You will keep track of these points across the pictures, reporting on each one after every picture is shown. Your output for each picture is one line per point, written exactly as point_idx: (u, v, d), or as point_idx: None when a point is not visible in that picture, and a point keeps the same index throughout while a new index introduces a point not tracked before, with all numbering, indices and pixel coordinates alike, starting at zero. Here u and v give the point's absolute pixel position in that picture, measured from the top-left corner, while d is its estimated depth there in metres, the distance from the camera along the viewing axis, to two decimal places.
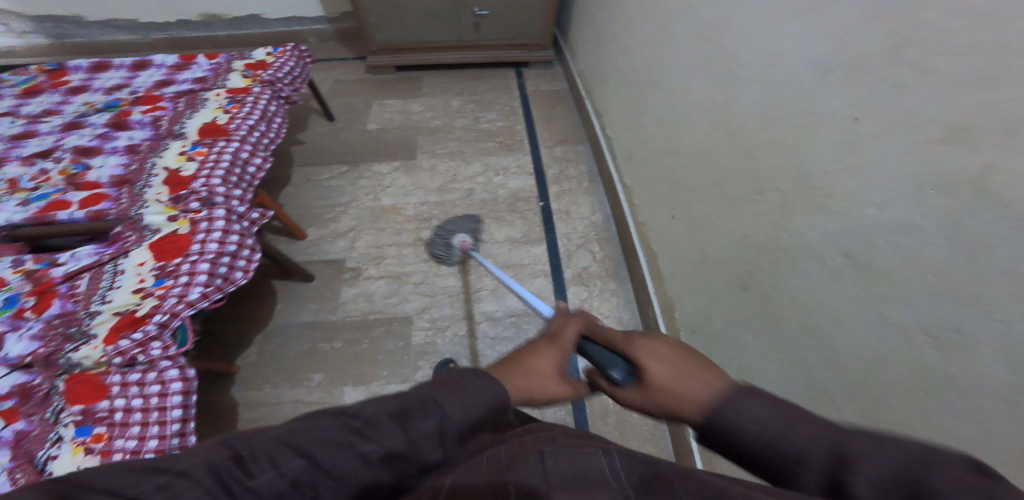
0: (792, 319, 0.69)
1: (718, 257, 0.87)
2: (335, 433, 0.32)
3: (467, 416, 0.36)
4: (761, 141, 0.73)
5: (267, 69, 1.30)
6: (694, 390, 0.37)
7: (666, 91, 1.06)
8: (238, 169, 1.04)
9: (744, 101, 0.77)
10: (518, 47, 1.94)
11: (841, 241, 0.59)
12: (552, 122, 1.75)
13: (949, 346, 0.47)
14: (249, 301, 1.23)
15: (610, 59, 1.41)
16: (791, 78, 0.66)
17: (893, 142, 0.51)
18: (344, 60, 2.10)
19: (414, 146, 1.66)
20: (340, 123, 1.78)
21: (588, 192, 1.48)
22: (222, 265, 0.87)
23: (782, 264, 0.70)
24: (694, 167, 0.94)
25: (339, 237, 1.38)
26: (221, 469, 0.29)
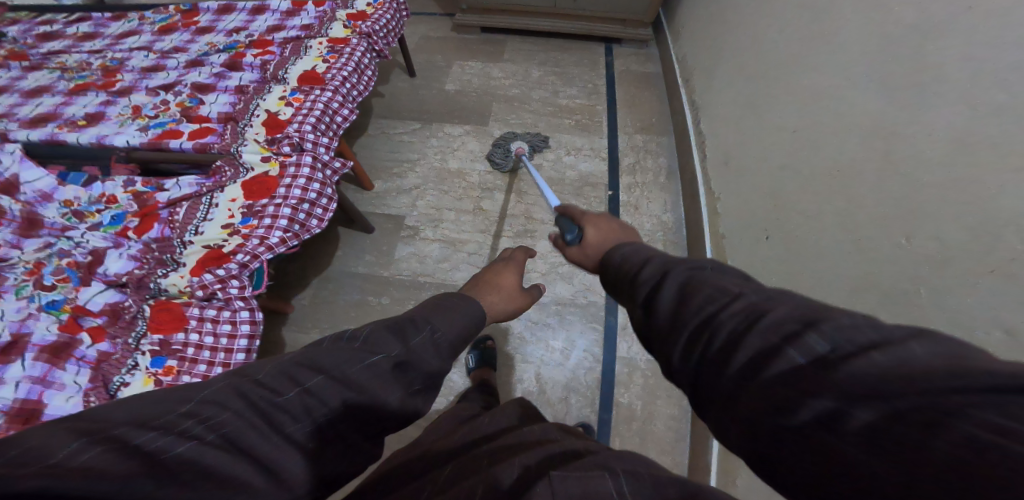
0: None
1: (817, 293, 0.77)
2: (346, 354, 0.41)
3: (450, 330, 0.50)
4: (917, 176, 0.62)
5: (367, 20, 1.31)
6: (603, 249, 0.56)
7: (797, 97, 0.93)
8: (328, 117, 1.07)
9: (905, 125, 0.66)
10: (615, 22, 1.82)
11: (1001, 311, 0.49)
12: (636, 107, 1.64)
13: None
14: (313, 242, 1.30)
15: (727, 49, 1.28)
16: (985, 108, 0.55)
17: None
18: (434, 16, 2.08)
19: (488, 113, 1.63)
20: (420, 80, 1.78)
21: (662, 189, 1.38)
22: (301, 212, 0.91)
23: (905, 319, 0.60)
24: (815, 188, 0.83)
25: (403, 194, 1.40)
26: (246, 391, 0.36)
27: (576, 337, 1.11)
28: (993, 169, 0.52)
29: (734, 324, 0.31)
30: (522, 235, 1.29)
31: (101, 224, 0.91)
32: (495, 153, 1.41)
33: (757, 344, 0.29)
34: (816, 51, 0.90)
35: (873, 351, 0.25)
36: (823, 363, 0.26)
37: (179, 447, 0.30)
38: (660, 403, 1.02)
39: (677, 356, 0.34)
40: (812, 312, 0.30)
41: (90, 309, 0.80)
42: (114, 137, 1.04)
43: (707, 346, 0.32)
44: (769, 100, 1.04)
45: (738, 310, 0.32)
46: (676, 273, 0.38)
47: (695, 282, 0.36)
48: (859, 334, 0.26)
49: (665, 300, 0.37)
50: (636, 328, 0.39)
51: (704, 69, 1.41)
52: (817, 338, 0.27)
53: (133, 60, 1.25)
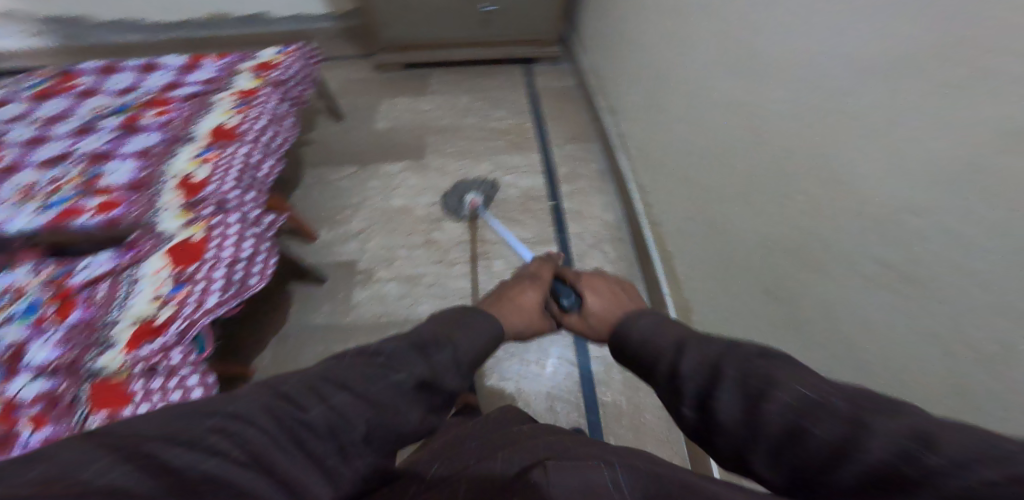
0: (822, 327, 0.67)
1: (740, 259, 0.85)
2: (370, 371, 0.43)
3: (471, 347, 0.53)
4: (794, 142, 0.72)
5: (274, 69, 1.30)
6: (608, 311, 0.66)
7: (688, 90, 1.04)
8: (250, 172, 1.06)
9: (774, 101, 0.76)
10: (528, 44, 1.92)
11: (875, 247, 0.57)
12: (562, 119, 1.73)
13: (987, 356, 0.45)
14: (263, 303, 1.24)
15: (626, 56, 1.40)
16: (824, 79, 0.65)
17: (936, 146, 0.50)
18: (351, 59, 2.10)
19: (422, 146, 1.66)
20: (347, 123, 1.78)
21: (600, 191, 1.46)
22: (238, 270, 0.91)
23: (809, 268, 0.69)
24: (719, 167, 0.92)
25: (351, 239, 1.39)
26: (270, 408, 0.36)
27: (548, 346, 1.14)
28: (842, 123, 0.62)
29: (820, 436, 0.33)
30: (478, 258, 1.31)
31: (14, 316, 0.83)
32: (449, 201, 1.37)
33: (850, 455, 0.31)
34: (694, 48, 1.01)
35: (979, 465, 0.25)
36: (923, 480, 0.27)
37: (205, 463, 0.29)
38: (643, 395, 1.06)
39: (777, 476, 0.37)
40: (912, 422, 0.30)
41: (21, 399, 0.73)
42: (8, 222, 0.96)
43: (802, 461, 0.34)
44: (667, 95, 1.14)
45: (819, 420, 0.34)
46: (741, 375, 0.42)
47: (766, 385, 0.39)
48: (964, 444, 0.27)
49: (739, 406, 0.40)
50: (715, 442, 0.43)
51: (612, 77, 1.52)
52: (926, 452, 0.27)
53: (11, 133, 1.17)
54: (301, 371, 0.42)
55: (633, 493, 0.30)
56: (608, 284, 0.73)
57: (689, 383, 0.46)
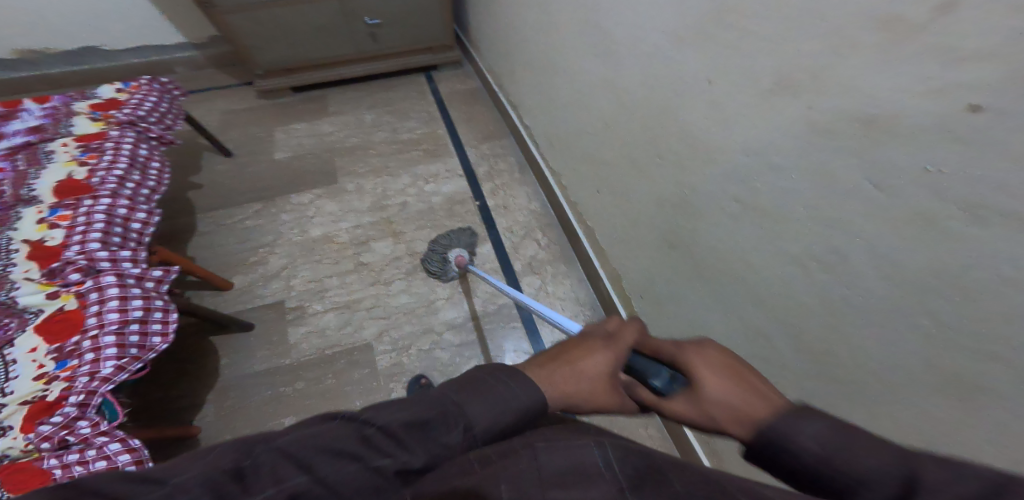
0: (715, 270, 0.76)
1: (644, 223, 0.93)
2: (344, 450, 0.34)
3: (491, 419, 0.40)
4: (652, 112, 0.81)
5: (122, 108, 1.19)
6: (738, 402, 0.36)
7: (567, 78, 1.12)
8: (120, 227, 0.94)
9: (631, 76, 0.85)
10: (424, 51, 1.92)
11: (732, 189, 0.67)
12: (472, 120, 1.75)
13: (832, 266, 0.54)
14: (183, 367, 1.12)
15: (514, 53, 1.45)
16: (659, 57, 0.76)
17: (746, 102, 0.60)
18: (234, 89, 1.95)
19: (334, 170, 1.59)
20: (241, 157, 1.65)
21: (521, 183, 1.51)
22: (133, 333, 0.79)
23: (691, 217, 0.78)
24: (606, 143, 1.00)
25: (273, 278, 1.29)
26: (220, 484, 0.31)
27: (502, 342, 1.15)
28: (682, 85, 0.71)
29: None
30: (414, 271, 1.29)
31: None
32: (432, 265, 1.19)
33: None
34: (563, 37, 1.08)
35: None
36: None
37: None
38: None
39: None
40: None
41: None
42: None
43: None
44: (553, 84, 1.21)
45: None
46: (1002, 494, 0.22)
47: None
48: None
49: None
50: None
51: (508, 74, 1.57)
52: None
53: None
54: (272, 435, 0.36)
55: (625, 471, 0.31)
56: (744, 371, 0.39)
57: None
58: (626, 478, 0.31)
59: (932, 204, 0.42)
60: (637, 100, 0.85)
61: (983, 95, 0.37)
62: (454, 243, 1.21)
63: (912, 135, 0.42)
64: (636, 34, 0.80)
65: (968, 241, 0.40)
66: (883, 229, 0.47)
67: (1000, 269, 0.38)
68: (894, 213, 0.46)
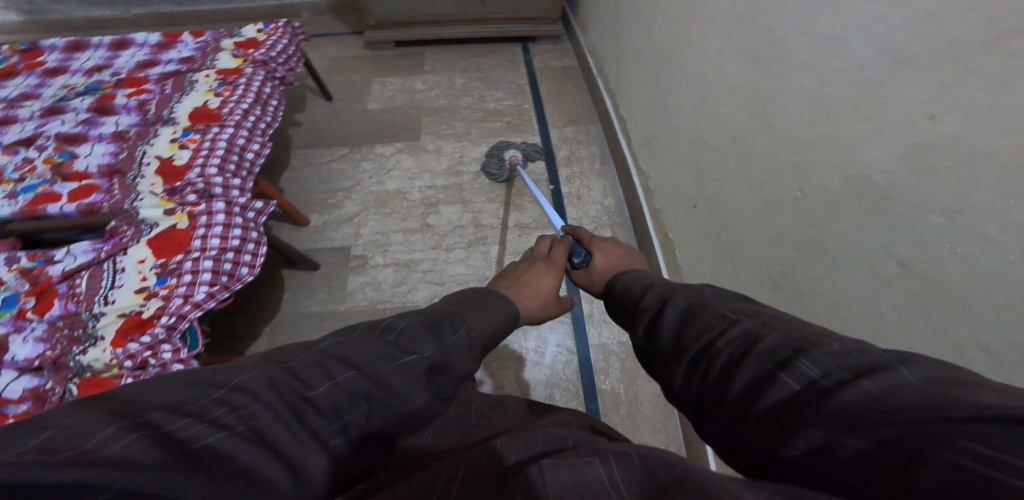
0: (828, 322, 0.67)
1: (747, 252, 0.84)
2: (376, 351, 0.41)
3: (481, 330, 0.51)
4: (803, 134, 0.70)
5: (259, 48, 1.26)
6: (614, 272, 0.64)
7: (694, 74, 1.02)
8: (235, 157, 1.01)
9: (790, 88, 0.73)
10: (527, 21, 1.86)
11: (896, 247, 0.56)
12: (561, 100, 1.68)
13: (1007, 366, 0.44)
14: (256, 288, 1.23)
15: (629, 37, 1.35)
16: (833, 71, 0.65)
17: (965, 140, 0.48)
18: (342, 36, 2.03)
19: (417, 128, 1.61)
20: (337, 103, 1.73)
21: (600, 175, 1.44)
22: (227, 261, 0.86)
23: (818, 262, 0.68)
24: (725, 156, 0.91)
25: (344, 223, 1.35)
26: (277, 382, 0.35)
27: (547, 333, 1.13)
28: (858, 115, 0.60)
29: (727, 348, 0.35)
30: (475, 244, 1.29)
31: None
32: (490, 164, 1.39)
33: (748, 361, 0.33)
34: (702, 30, 0.98)
35: (850, 370, 0.28)
36: (805, 382, 0.29)
37: (205, 439, 0.29)
38: (641, 383, 1.06)
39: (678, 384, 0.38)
40: (807, 338, 0.33)
41: (8, 397, 0.71)
42: None
43: (707, 368, 0.36)
44: (672, 81, 1.12)
45: (731, 335, 0.36)
46: (686, 305, 0.43)
47: (700, 311, 0.40)
48: (836, 354, 0.30)
49: (676, 326, 0.42)
50: (651, 360, 0.43)
51: (614, 57, 1.48)
52: (807, 362, 0.30)
53: None
54: (310, 345, 0.41)
55: (629, 491, 0.27)
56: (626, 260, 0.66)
57: (646, 312, 0.46)
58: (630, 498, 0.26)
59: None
60: (782, 118, 0.75)
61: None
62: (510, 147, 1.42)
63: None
64: (810, 45, 0.69)
65: None
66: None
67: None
68: None
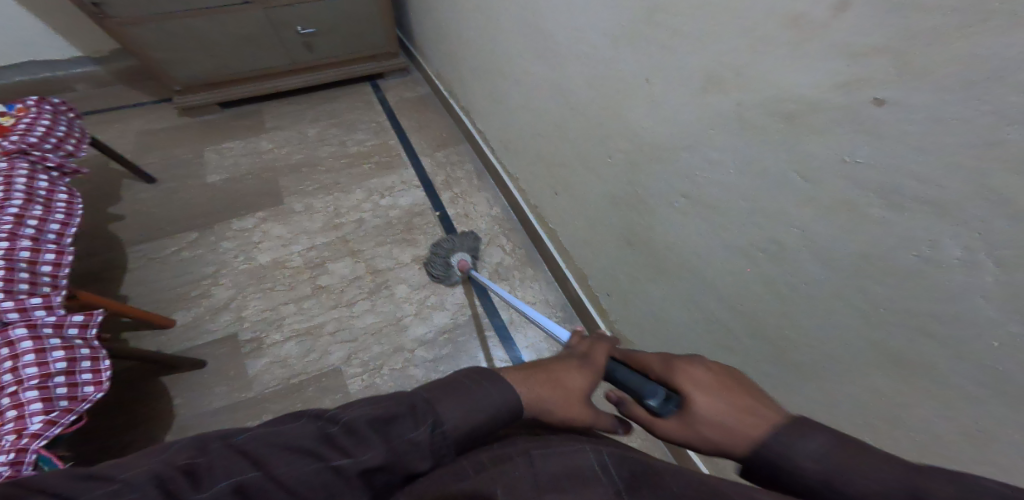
0: (670, 260, 0.79)
1: (601, 220, 0.97)
2: (299, 445, 0.33)
3: (458, 416, 0.39)
4: (593, 111, 0.85)
5: (11, 133, 1.03)
6: (726, 425, 0.39)
7: (514, 80, 1.13)
8: (25, 272, 0.82)
9: (567, 75, 0.89)
10: (368, 60, 1.87)
11: (677, 185, 0.70)
12: (425, 129, 1.71)
13: (775, 254, 0.58)
14: (132, 417, 1.02)
15: (461, 58, 1.44)
16: (593, 59, 0.80)
17: (675, 100, 0.65)
18: (154, 108, 1.80)
19: (279, 190, 1.50)
20: (171, 184, 1.53)
21: (480, 189, 1.50)
22: (59, 386, 0.71)
23: (642, 212, 0.81)
24: (558, 143, 1.03)
25: (220, 312, 1.20)
26: (168, 480, 0.30)
27: (478, 353, 1.13)
28: (627, 88, 0.74)
29: None
30: (377, 290, 1.24)
31: None
32: (435, 269, 1.19)
33: None
34: (506, 41, 1.10)
35: None
36: None
37: None
38: None
39: None
40: None
41: None
42: None
43: None
44: (502, 87, 1.22)
45: None
46: None
47: None
48: None
49: None
50: None
51: (459, 80, 1.55)
52: None
53: None
54: (233, 434, 0.34)
55: (621, 474, 0.32)
56: (737, 389, 0.41)
57: None
58: (618, 481, 0.32)
59: (850, 191, 0.46)
60: (585, 102, 0.87)
61: (882, 90, 0.40)
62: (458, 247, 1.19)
63: (827, 128, 0.46)
64: (576, 36, 0.82)
65: (896, 227, 0.43)
66: (814, 217, 0.51)
67: (921, 250, 0.42)
68: (822, 201, 0.49)
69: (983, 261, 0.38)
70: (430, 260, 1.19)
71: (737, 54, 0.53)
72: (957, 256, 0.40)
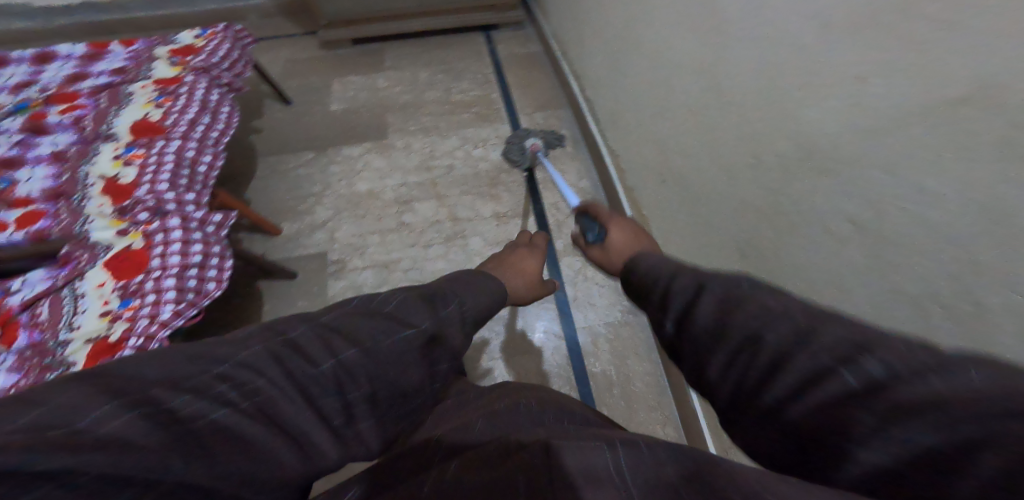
0: (787, 278, 0.70)
1: (713, 222, 0.88)
2: (378, 326, 0.43)
3: (474, 298, 0.55)
4: (750, 102, 0.74)
5: (197, 54, 1.21)
6: (624, 249, 0.64)
7: (648, 49, 1.04)
8: (187, 169, 0.97)
9: (728, 56, 0.78)
10: (488, 9, 1.84)
11: (846, 207, 0.58)
12: (529, 86, 1.67)
13: (959, 317, 0.46)
14: (237, 304, 1.19)
15: (588, 17, 1.35)
16: (768, 40, 0.69)
17: (883, 95, 0.52)
18: (296, 37, 1.97)
19: (384, 126, 1.58)
20: (298, 107, 1.67)
21: (573, 157, 1.44)
22: (191, 278, 0.83)
23: (782, 228, 0.70)
24: (684, 129, 0.93)
25: (317, 229, 1.32)
26: (282, 357, 0.36)
27: (533, 321, 1.14)
28: (808, 82, 0.62)
29: (773, 346, 0.31)
30: (453, 238, 1.27)
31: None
32: (511, 151, 1.37)
33: (797, 368, 0.29)
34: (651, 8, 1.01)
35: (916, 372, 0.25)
36: (875, 385, 0.25)
37: (215, 414, 0.30)
38: (631, 363, 1.08)
39: (720, 382, 0.35)
40: (866, 334, 0.28)
41: None
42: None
43: (748, 368, 0.33)
44: (629, 55, 1.13)
45: (776, 331, 0.32)
46: (719, 292, 0.38)
47: (737, 303, 0.36)
48: (902, 354, 0.26)
49: (713, 315, 0.37)
50: (682, 353, 0.40)
51: (577, 41, 1.48)
52: (871, 361, 0.26)
53: None
54: (310, 318, 0.42)
55: (636, 480, 0.26)
56: (641, 237, 0.66)
57: (673, 299, 0.42)
58: (636, 488, 0.26)
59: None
60: (737, 89, 0.77)
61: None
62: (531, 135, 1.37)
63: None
64: (754, 15, 0.71)
65: None
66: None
67: None
68: None
69: None
70: (507, 144, 1.40)
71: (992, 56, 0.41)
72: None
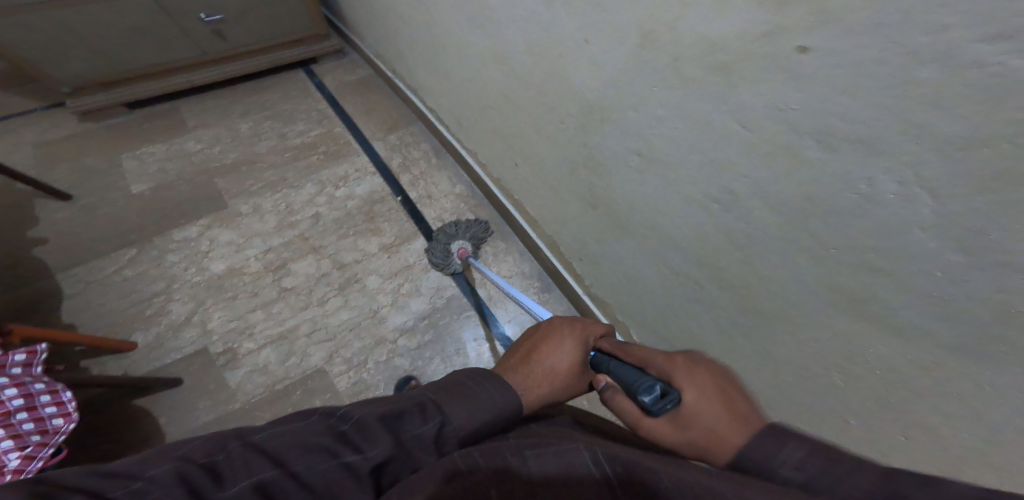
0: (627, 215, 0.83)
1: (560, 185, 0.99)
2: (316, 445, 0.36)
3: (464, 415, 0.43)
4: (539, 79, 0.86)
5: None
6: (716, 433, 0.39)
7: (455, 51, 1.10)
8: None
9: (506, 42, 0.89)
10: (297, 44, 1.74)
11: (631, 144, 0.73)
12: (372, 112, 1.64)
13: (730, 207, 0.62)
14: (110, 453, 0.97)
15: (397, 32, 1.38)
16: (534, 25, 0.79)
17: (610, 57, 0.67)
18: (40, 113, 1.62)
19: (220, 193, 1.40)
20: (93, 200, 1.39)
21: (440, 167, 1.47)
22: (25, 422, 0.64)
23: (600, 174, 0.84)
24: (509, 114, 1.02)
25: (182, 328, 1.13)
26: (193, 477, 0.33)
27: (461, 334, 1.14)
28: (570, 53, 0.74)
29: None
30: (348, 285, 1.21)
31: None
32: (435, 256, 1.21)
33: None
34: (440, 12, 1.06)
35: None
36: None
37: None
38: None
39: None
40: None
41: None
42: None
43: None
44: (445, 60, 1.19)
45: None
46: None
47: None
48: None
49: None
50: None
51: (399, 58, 1.49)
52: None
53: None
54: (251, 432, 0.38)
55: (610, 467, 0.34)
56: (733, 396, 0.41)
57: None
58: (609, 474, 0.34)
59: (789, 138, 0.50)
60: (530, 70, 0.87)
61: (808, 38, 0.43)
62: (459, 233, 1.23)
63: (761, 78, 0.49)
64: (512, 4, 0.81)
65: (833, 166, 0.47)
66: (759, 165, 0.54)
67: (860, 189, 0.45)
68: (765, 151, 0.53)
69: (918, 196, 0.41)
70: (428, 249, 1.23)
71: (666, 11, 0.55)
72: (892, 192, 0.43)
